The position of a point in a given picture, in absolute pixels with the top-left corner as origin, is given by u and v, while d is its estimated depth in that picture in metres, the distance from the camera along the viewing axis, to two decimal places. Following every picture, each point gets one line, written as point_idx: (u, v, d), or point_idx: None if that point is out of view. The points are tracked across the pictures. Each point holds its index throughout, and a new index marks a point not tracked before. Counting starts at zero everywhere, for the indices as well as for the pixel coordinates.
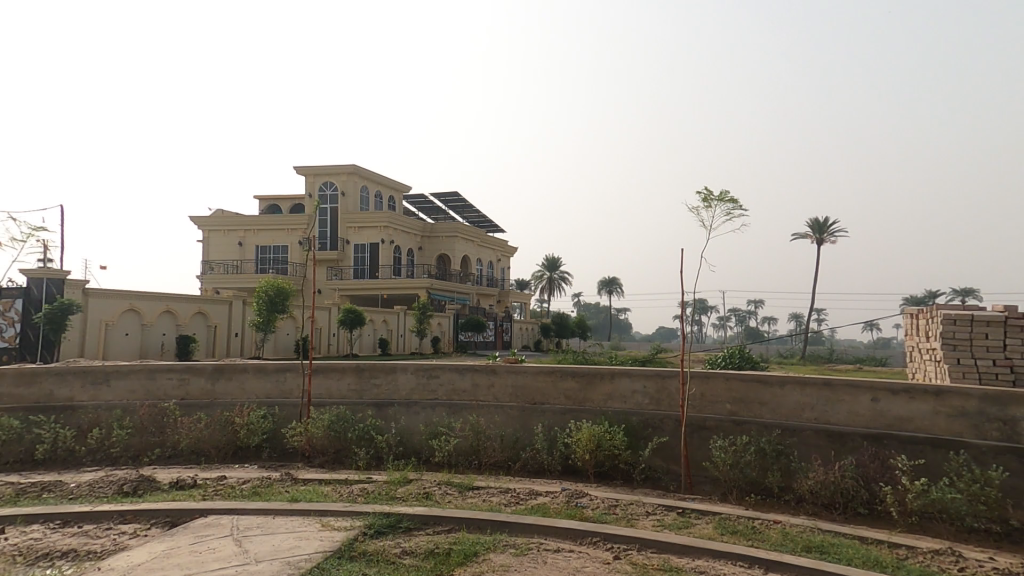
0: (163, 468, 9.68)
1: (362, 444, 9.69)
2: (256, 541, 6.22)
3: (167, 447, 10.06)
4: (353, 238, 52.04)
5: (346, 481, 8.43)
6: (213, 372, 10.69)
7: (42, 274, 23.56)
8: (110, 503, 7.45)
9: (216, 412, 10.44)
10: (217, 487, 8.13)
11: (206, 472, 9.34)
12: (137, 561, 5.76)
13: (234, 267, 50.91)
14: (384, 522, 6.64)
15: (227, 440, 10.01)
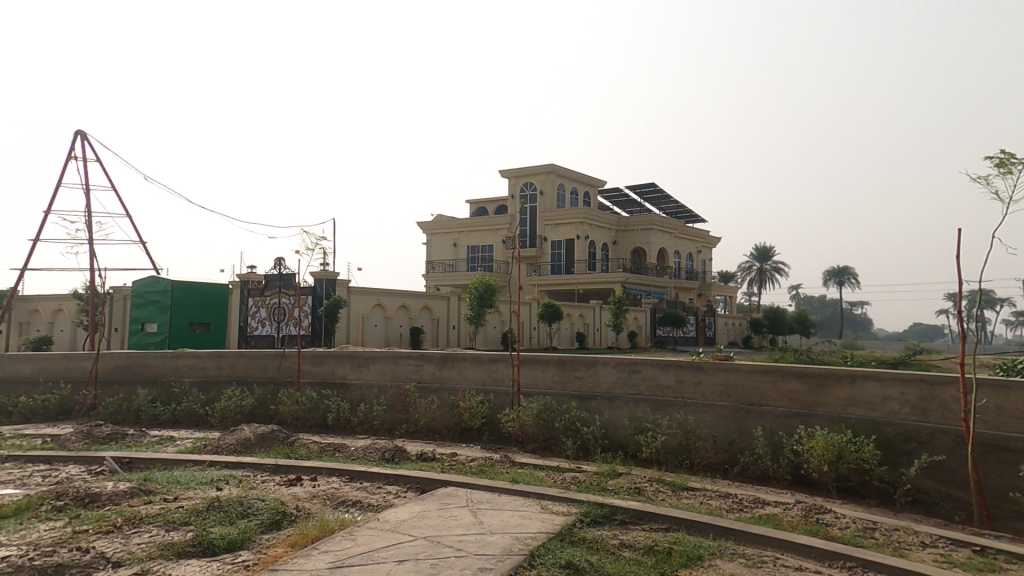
0: (411, 441, 11.46)
1: (569, 434, 10.39)
2: (489, 515, 6.83)
3: (411, 424, 11.89)
4: (551, 234, 55.27)
5: (559, 468, 9.11)
6: (440, 360, 12.31)
7: (324, 274, 30.05)
8: (379, 466, 8.98)
9: (444, 395, 12.03)
10: (451, 462, 9.45)
11: (443, 447, 10.85)
12: (402, 517, 6.68)
13: (449, 266, 57.09)
14: (599, 512, 6.93)
15: (455, 421, 11.54)
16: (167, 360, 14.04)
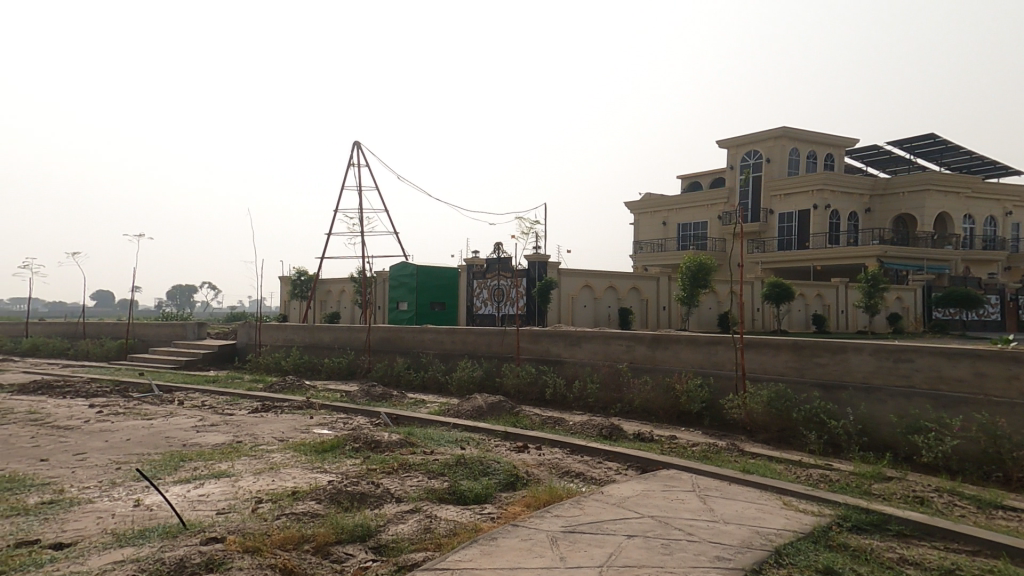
0: (627, 420, 11.43)
1: (812, 427, 9.47)
2: (719, 503, 6.60)
3: (625, 403, 11.88)
4: (782, 206, 48.77)
5: (799, 463, 8.40)
6: (653, 341, 11.98)
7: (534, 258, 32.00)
8: (601, 442, 9.24)
9: (659, 376, 11.75)
10: (671, 445, 9.20)
11: (664, 429, 10.65)
12: (626, 494, 6.75)
13: (659, 246, 53.93)
14: (863, 518, 6.22)
15: (671, 404, 11.24)
16: (414, 335, 16.27)
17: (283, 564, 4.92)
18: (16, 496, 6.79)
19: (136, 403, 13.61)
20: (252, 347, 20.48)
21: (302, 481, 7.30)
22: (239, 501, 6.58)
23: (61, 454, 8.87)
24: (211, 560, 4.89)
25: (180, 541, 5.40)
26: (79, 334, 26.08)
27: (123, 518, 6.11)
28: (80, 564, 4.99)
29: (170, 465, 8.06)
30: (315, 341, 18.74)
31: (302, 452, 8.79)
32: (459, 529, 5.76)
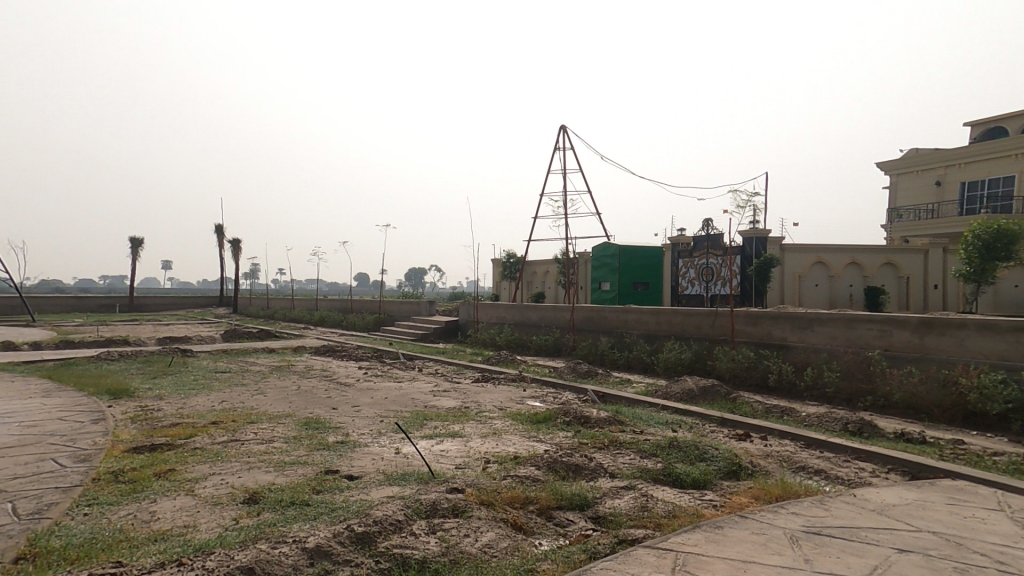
0: (883, 417, 7.50)
1: None
2: None
3: (879, 398, 7.90)
4: None
5: None
6: (922, 324, 8.00)
7: (752, 231, 23.73)
8: (845, 437, 6.10)
9: (930, 368, 7.79)
10: (954, 450, 5.82)
11: (939, 432, 6.79)
12: (892, 501, 4.28)
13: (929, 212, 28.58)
14: None
15: (953, 403, 7.22)
16: (617, 313, 12.53)
17: (514, 521, 3.45)
18: (314, 433, 5.59)
19: (387, 365, 11.49)
20: (468, 322, 17.42)
21: (523, 446, 5.25)
22: (475, 459, 4.77)
23: (345, 404, 7.30)
24: (457, 503, 3.54)
25: (428, 486, 3.91)
26: (347, 308, 24.40)
27: (387, 461, 4.61)
28: (364, 495, 3.75)
29: (415, 422, 6.17)
30: (524, 318, 15.30)
31: (523, 419, 6.46)
32: (682, 512, 3.79)
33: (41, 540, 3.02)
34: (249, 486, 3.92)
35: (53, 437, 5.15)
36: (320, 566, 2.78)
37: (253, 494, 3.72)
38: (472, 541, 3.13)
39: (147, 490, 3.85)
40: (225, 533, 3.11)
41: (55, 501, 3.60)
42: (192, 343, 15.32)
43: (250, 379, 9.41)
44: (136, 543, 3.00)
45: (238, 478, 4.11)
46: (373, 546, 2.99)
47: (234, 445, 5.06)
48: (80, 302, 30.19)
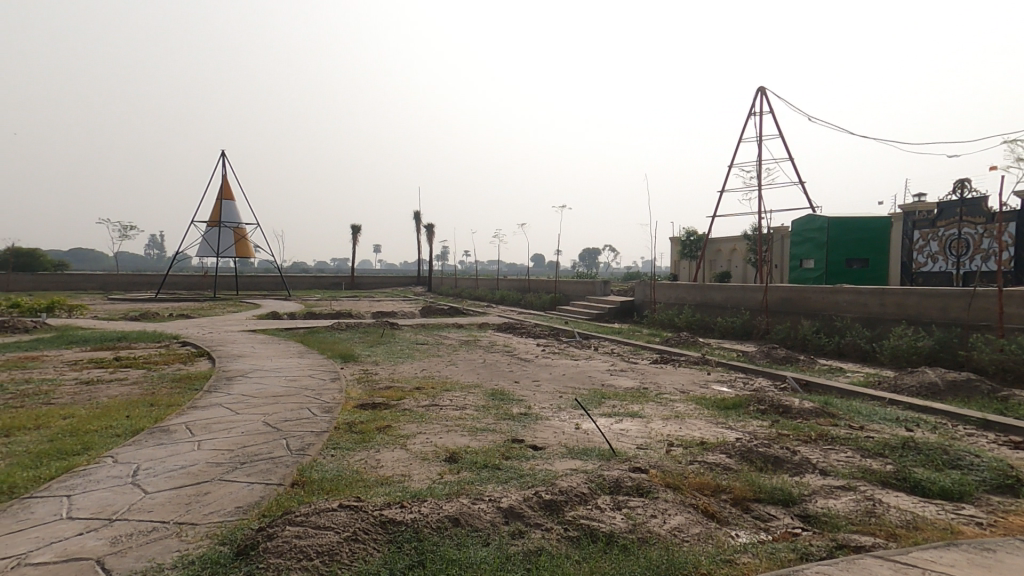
0: None
1: None
2: None
3: None
4: None
5: None
6: None
7: None
8: None
9: None
10: None
11: None
12: None
13: None
14: None
15: None
16: (822, 292, 10.00)
17: (706, 507, 2.65)
18: (500, 404, 5.18)
19: (563, 344, 10.64)
20: (645, 303, 15.15)
21: (709, 433, 4.34)
22: (659, 441, 4.03)
23: (526, 378, 6.95)
24: (641, 482, 2.77)
25: (609, 462, 3.33)
26: (524, 289, 23.33)
27: (569, 435, 4.04)
28: (549, 465, 3.25)
29: (595, 399, 5.56)
30: (708, 298, 12.96)
31: (708, 405, 5.42)
32: (927, 524, 2.74)
33: (308, 470, 3.04)
34: (448, 446, 3.65)
35: (308, 390, 5.41)
36: (514, 527, 2.18)
37: (451, 453, 3.43)
38: (660, 523, 2.39)
39: (373, 441, 3.75)
40: (433, 485, 2.86)
41: (312, 443, 3.60)
42: (401, 315, 16.21)
43: (443, 350, 9.52)
44: (367, 483, 2.87)
45: (438, 438, 3.87)
46: (561, 514, 2.33)
47: (434, 409, 4.89)
48: (318, 280, 35.42)
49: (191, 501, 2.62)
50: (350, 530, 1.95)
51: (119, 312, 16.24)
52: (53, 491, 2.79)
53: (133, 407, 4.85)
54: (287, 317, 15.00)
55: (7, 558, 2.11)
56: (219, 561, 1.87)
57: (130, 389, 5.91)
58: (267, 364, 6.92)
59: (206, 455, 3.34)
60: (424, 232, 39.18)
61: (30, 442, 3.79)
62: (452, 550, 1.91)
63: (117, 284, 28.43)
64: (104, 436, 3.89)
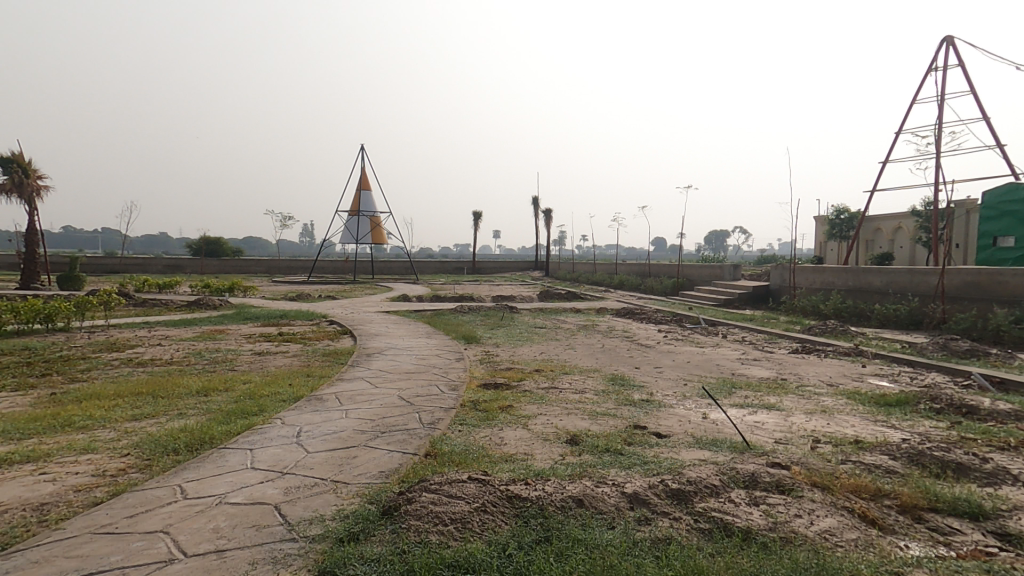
0: None
1: None
2: None
3: None
4: None
5: None
6: None
7: None
8: None
9: None
10: None
11: None
12: None
13: None
14: None
15: None
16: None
17: (863, 511, 2.51)
18: (621, 389, 5.42)
19: (687, 330, 10.45)
20: (783, 287, 14.79)
21: (866, 431, 4.07)
22: (801, 436, 3.89)
23: (647, 364, 7.01)
24: (782, 479, 2.77)
25: (743, 455, 3.36)
26: (644, 273, 23.31)
27: (696, 425, 4.14)
28: (674, 454, 3.39)
29: (723, 389, 5.48)
30: (862, 283, 12.21)
31: (864, 400, 5.05)
32: None
33: (438, 444, 3.41)
34: (568, 428, 3.92)
35: (436, 368, 5.94)
36: (640, 512, 2.33)
37: (572, 436, 3.69)
38: (807, 524, 2.32)
39: (497, 419, 4.12)
40: (556, 465, 3.10)
41: (441, 418, 3.97)
42: (519, 299, 16.90)
43: (561, 334, 9.82)
44: (493, 459, 3.18)
45: (558, 421, 4.17)
46: (691, 505, 2.43)
47: (554, 392, 5.22)
48: (444, 267, 37.77)
49: (343, 463, 3.03)
50: (479, 502, 2.23)
51: (280, 293, 18.94)
52: (240, 444, 3.37)
53: (294, 376, 5.67)
54: (416, 299, 16.39)
55: (212, 496, 2.61)
56: (368, 517, 2.22)
57: (290, 360, 6.90)
58: (400, 343, 7.65)
59: (352, 423, 3.82)
60: (543, 218, 40.01)
61: (222, 402, 4.60)
62: (577, 530, 2.07)
63: (283, 267, 32.86)
64: (275, 400, 4.62)
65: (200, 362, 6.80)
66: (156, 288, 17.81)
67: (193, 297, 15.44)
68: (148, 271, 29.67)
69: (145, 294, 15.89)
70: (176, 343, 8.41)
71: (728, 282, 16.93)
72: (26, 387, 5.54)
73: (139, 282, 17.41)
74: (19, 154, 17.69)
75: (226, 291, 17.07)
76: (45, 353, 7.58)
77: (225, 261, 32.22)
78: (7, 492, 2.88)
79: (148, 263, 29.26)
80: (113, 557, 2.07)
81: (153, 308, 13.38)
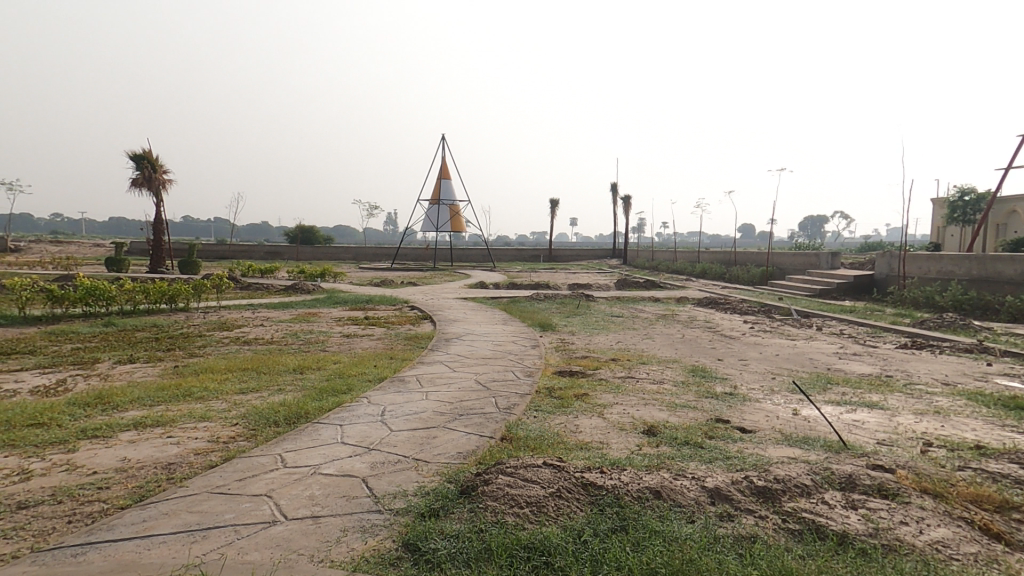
0: None
1: None
2: None
3: None
4: None
5: None
6: None
7: None
8: None
9: None
10: None
11: None
12: None
13: None
14: None
15: None
16: None
17: (986, 524, 2.30)
18: (701, 381, 5.29)
19: (775, 322, 9.94)
20: (890, 277, 13.81)
21: (991, 437, 3.70)
22: (910, 439, 3.62)
23: (730, 356, 6.75)
24: (885, 483, 2.64)
25: (840, 455, 3.18)
26: (731, 261, 22.51)
27: (786, 421, 3.96)
28: (762, 450, 3.28)
29: (816, 384, 5.18)
30: (991, 272, 11.18)
31: (987, 403, 4.57)
32: None
33: (514, 428, 3.52)
34: (645, 419, 3.90)
35: (512, 354, 6.05)
36: (724, 508, 2.37)
37: (649, 427, 3.67)
38: (915, 533, 2.20)
39: (573, 407, 4.16)
40: (633, 455, 3.10)
41: (516, 403, 4.08)
42: (594, 288, 16.73)
43: (638, 324, 9.64)
44: (568, 446, 3.24)
45: (635, 411, 4.15)
46: (778, 504, 2.42)
47: (630, 381, 5.20)
48: (519, 255, 37.94)
49: (423, 442, 3.21)
50: (554, 487, 2.41)
51: (365, 278, 19.98)
52: (330, 420, 3.64)
53: (377, 358, 6.00)
54: (490, 287, 16.65)
55: (307, 466, 2.86)
56: (447, 495, 2.43)
57: (375, 343, 7.29)
58: (476, 329, 7.86)
59: (431, 404, 4.00)
60: (619, 204, 38.82)
61: (315, 380, 4.97)
62: (655, 522, 2.18)
63: (369, 255, 34.59)
64: (361, 380, 4.90)
65: (296, 342, 7.37)
66: (257, 273, 19.42)
67: (289, 282, 16.74)
68: (251, 257, 32.62)
69: (248, 279, 17.44)
70: (275, 323, 9.18)
71: (825, 271, 16.01)
72: (156, 359, 6.26)
73: (244, 267, 19.12)
74: (148, 151, 19.73)
75: (316, 276, 18.43)
76: (169, 329, 8.54)
77: (315, 248, 34.58)
78: (141, 451, 3.28)
79: (251, 250, 32.08)
80: (227, 515, 2.33)
81: (255, 292, 14.61)
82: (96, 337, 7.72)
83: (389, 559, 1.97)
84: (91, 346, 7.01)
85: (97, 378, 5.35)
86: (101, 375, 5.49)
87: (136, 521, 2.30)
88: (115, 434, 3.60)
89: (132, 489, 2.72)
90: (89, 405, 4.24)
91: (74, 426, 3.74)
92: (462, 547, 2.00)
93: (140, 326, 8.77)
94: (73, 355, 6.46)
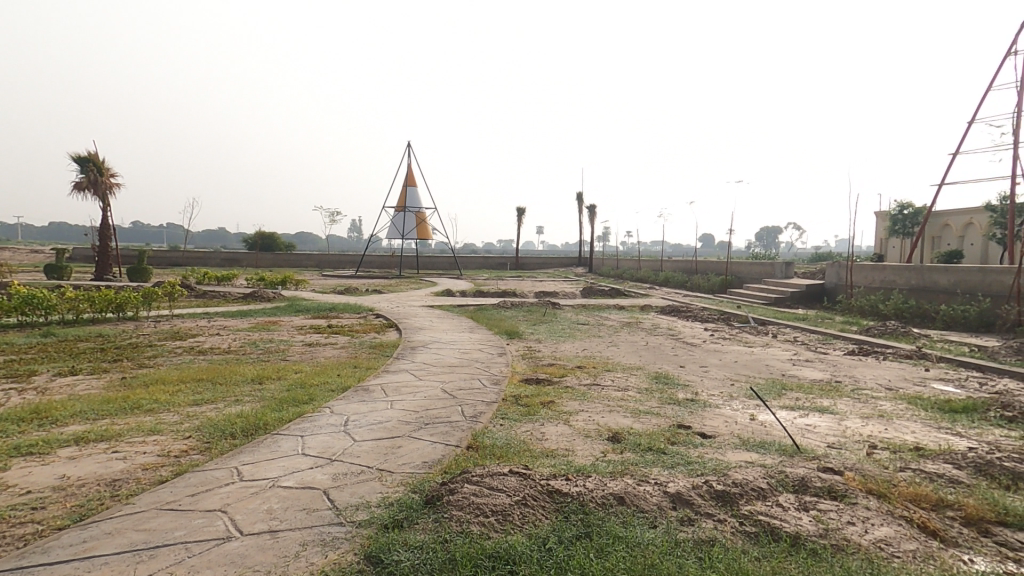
0: None
1: None
2: None
3: None
4: None
5: None
6: None
7: None
8: None
9: None
10: None
11: None
12: None
13: None
14: None
15: None
16: None
17: (924, 521, 2.43)
18: (665, 387, 5.40)
19: (736, 329, 10.25)
20: (838, 286, 14.46)
21: (928, 438, 3.92)
22: (857, 441, 3.79)
23: (692, 363, 6.92)
24: (834, 485, 2.75)
25: (793, 458, 3.30)
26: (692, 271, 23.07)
27: (744, 426, 4.08)
28: (720, 455, 3.36)
29: (773, 390, 5.37)
30: (928, 282, 11.80)
31: (926, 406, 4.83)
32: None
33: (480, 437, 3.50)
34: (610, 425, 3.95)
35: (480, 362, 6.03)
36: (685, 512, 2.41)
37: (614, 433, 3.72)
38: (861, 532, 2.30)
39: (540, 414, 4.17)
40: (598, 461, 3.14)
41: (483, 411, 4.07)
42: (563, 296, 16.80)
43: (604, 332, 9.78)
44: (534, 454, 3.24)
45: (601, 417, 4.19)
46: (736, 508, 2.49)
47: (595, 388, 5.26)
48: (488, 262, 37.80)
49: (389, 452, 3.16)
50: (520, 495, 2.41)
51: (329, 286, 19.48)
52: (291, 431, 3.55)
53: (342, 367, 5.87)
54: (460, 295, 16.56)
55: (266, 479, 2.77)
56: (412, 506, 2.39)
57: (339, 352, 7.12)
58: (443, 337, 7.79)
59: (397, 413, 3.95)
60: (588, 212, 39.27)
61: (276, 390, 4.82)
62: (618, 528, 2.21)
63: (336, 260, 33.74)
64: (325, 390, 4.78)
65: (255, 351, 7.15)
66: (215, 280, 18.78)
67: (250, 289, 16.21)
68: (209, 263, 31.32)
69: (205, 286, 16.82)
70: (234, 332, 8.87)
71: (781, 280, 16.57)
72: (101, 371, 5.93)
73: (200, 275, 18.47)
74: (93, 154, 18.84)
75: (278, 283, 17.88)
76: (117, 339, 8.13)
77: (277, 254, 33.62)
78: (83, 468, 3.10)
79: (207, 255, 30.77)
80: (177, 532, 2.23)
81: (212, 300, 14.11)
82: (31, 349, 7.28)
83: (351, 572, 1.92)
84: (29, 358, 6.60)
85: (33, 392, 5.03)
86: (38, 388, 5.17)
87: (74, 542, 2.17)
88: (53, 451, 3.39)
89: (71, 508, 2.57)
90: (24, 420, 3.98)
91: (5, 444, 3.50)
92: (426, 558, 1.97)
93: (83, 336, 8.32)
94: (7, 367, 6.07)
